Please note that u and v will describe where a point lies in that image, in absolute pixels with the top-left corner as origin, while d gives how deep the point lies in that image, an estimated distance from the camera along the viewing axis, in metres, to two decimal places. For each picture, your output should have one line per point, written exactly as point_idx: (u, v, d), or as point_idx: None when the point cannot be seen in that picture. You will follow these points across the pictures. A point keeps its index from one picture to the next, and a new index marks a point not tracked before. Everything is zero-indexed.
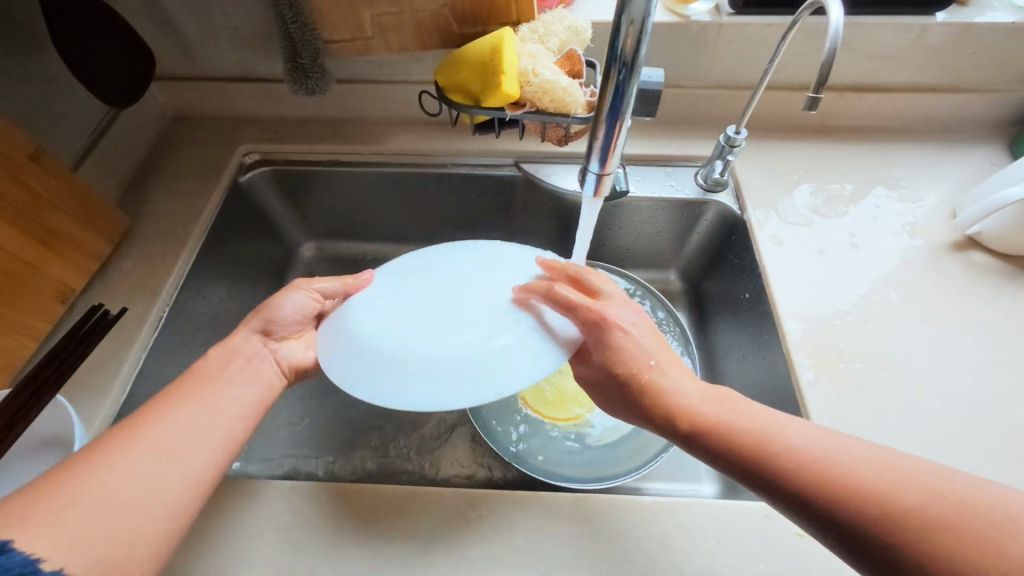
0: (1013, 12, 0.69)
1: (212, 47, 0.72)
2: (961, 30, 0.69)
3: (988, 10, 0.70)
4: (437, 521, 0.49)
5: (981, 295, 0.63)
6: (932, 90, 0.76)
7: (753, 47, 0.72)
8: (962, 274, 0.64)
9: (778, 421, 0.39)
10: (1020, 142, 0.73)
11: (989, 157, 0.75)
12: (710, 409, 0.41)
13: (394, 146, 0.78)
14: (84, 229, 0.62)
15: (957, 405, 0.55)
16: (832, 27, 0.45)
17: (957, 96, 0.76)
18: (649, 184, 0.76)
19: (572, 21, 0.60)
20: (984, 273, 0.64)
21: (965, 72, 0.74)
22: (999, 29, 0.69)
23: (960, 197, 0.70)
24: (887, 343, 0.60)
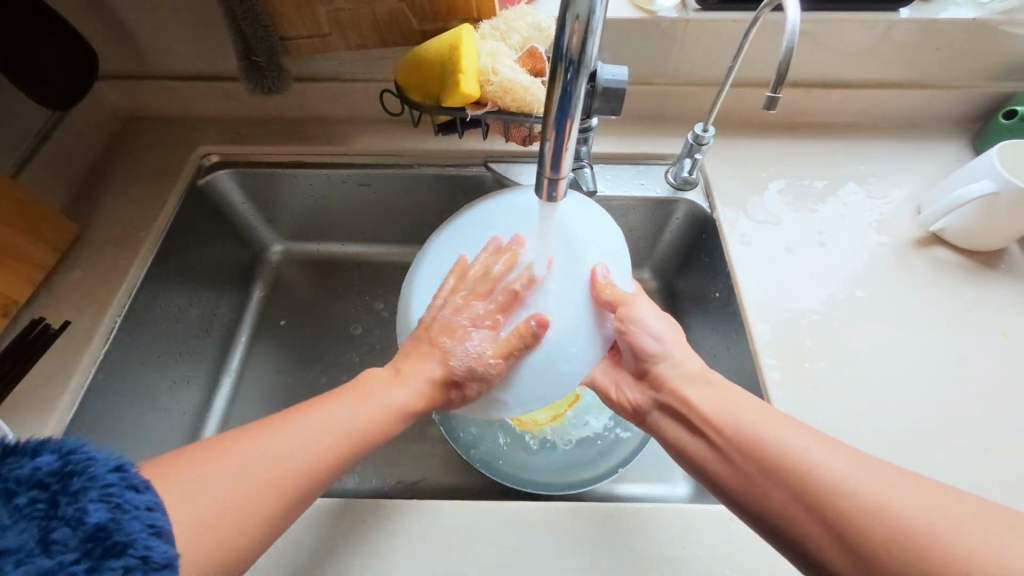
0: (975, 7, 0.70)
1: (162, 45, 0.69)
2: (924, 26, 0.69)
3: (951, 6, 0.70)
4: (400, 534, 0.48)
5: (945, 290, 0.63)
6: (898, 86, 0.76)
7: (720, 44, 0.71)
8: (926, 270, 0.65)
9: (747, 419, 0.45)
10: (984, 137, 0.74)
11: (953, 152, 0.76)
12: (718, 404, 0.47)
13: (359, 146, 0.75)
14: (23, 237, 0.59)
15: (921, 401, 0.56)
16: (789, 25, 0.44)
17: (922, 92, 0.76)
18: (619, 183, 0.75)
19: (535, 18, 0.59)
20: (949, 268, 0.65)
21: (930, 68, 0.74)
22: (961, 24, 0.69)
23: (926, 193, 0.71)
24: (853, 340, 0.60)
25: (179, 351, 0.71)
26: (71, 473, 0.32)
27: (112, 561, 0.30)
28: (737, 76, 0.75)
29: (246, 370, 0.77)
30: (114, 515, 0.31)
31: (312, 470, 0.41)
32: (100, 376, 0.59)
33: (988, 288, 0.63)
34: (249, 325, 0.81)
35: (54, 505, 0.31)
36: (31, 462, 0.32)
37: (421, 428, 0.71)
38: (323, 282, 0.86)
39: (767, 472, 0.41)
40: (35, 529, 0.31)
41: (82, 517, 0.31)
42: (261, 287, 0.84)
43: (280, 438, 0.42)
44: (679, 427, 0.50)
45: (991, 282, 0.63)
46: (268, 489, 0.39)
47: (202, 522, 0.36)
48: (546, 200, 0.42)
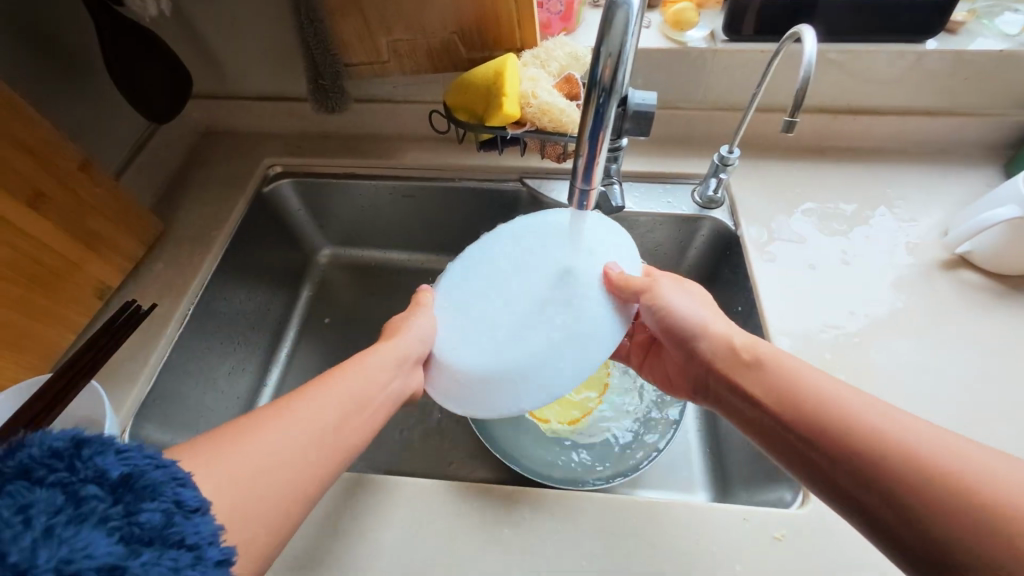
0: (1003, 39, 0.72)
1: (243, 69, 0.79)
2: (951, 56, 0.71)
3: (979, 38, 0.72)
4: (431, 510, 0.52)
5: (971, 312, 0.64)
6: (926, 114, 0.78)
7: (747, 72, 0.75)
8: (953, 292, 0.65)
9: (814, 397, 0.40)
10: (1015, 164, 0.74)
11: (984, 178, 0.76)
12: (776, 381, 0.42)
13: (406, 161, 0.83)
14: (121, 232, 0.68)
15: (943, 419, 0.56)
16: (807, 56, 0.48)
17: (951, 119, 0.77)
18: (646, 200, 0.79)
19: (573, 48, 0.65)
20: (976, 291, 0.65)
21: (958, 96, 0.76)
22: (990, 55, 0.71)
23: (954, 217, 0.72)
24: (873, 356, 0.61)
25: (238, 340, 0.78)
26: (84, 442, 0.28)
27: (145, 504, 0.27)
28: (763, 102, 0.79)
29: (294, 362, 0.84)
30: (136, 467, 0.28)
31: (342, 435, 0.41)
32: (173, 356, 0.67)
33: (1017, 312, 0.63)
34: (297, 321, 0.88)
35: (72, 469, 0.27)
36: (44, 442, 0.27)
37: (450, 423, 0.76)
38: (365, 285, 0.93)
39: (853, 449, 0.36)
40: (58, 492, 0.26)
41: (103, 473, 0.27)
42: (310, 287, 0.92)
43: (313, 407, 0.41)
44: (737, 416, 0.45)
45: (1020, 307, 0.64)
46: (331, 455, 0.40)
47: (266, 487, 0.36)
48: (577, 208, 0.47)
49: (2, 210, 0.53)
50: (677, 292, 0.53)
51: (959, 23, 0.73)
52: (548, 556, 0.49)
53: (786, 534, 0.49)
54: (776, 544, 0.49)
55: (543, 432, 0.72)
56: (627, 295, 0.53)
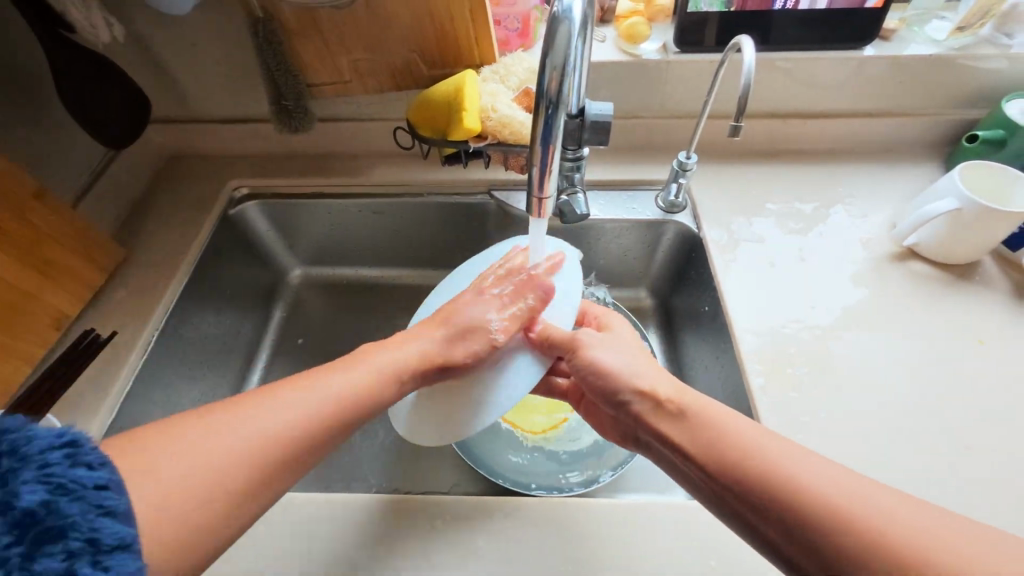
0: (932, 44, 0.77)
1: (204, 91, 0.78)
2: (887, 61, 0.76)
3: (911, 44, 0.77)
4: (406, 525, 0.51)
5: (922, 300, 0.67)
6: (869, 115, 0.82)
7: (699, 81, 0.78)
8: (904, 282, 0.69)
9: (739, 451, 0.41)
10: (953, 159, 0.79)
11: (927, 174, 0.81)
12: (697, 428, 0.44)
13: (374, 178, 0.83)
14: (80, 260, 0.66)
15: (902, 404, 0.58)
16: (747, 65, 0.51)
17: (892, 119, 0.82)
18: (612, 207, 0.81)
19: (531, 64, 0.67)
20: (925, 280, 0.69)
21: (897, 98, 0.80)
22: (922, 59, 0.75)
23: (901, 211, 0.75)
24: (833, 348, 0.63)
25: (206, 365, 0.76)
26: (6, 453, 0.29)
27: (48, 548, 0.28)
28: (718, 109, 0.82)
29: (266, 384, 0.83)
30: (53, 497, 0.29)
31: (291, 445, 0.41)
32: (138, 383, 0.65)
33: (964, 299, 0.67)
34: (270, 343, 0.87)
35: (4, 482, 0.29)
36: None
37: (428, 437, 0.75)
38: (339, 303, 0.92)
39: (769, 504, 0.38)
40: None
41: (11, 502, 0.28)
42: (282, 306, 0.91)
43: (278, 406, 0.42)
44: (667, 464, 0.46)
45: (966, 293, 0.67)
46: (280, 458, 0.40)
47: (178, 505, 0.35)
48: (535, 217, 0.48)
49: None
50: (608, 346, 0.53)
51: (892, 30, 0.78)
52: (527, 566, 0.49)
53: None
54: None
55: (519, 440, 0.72)
56: (559, 344, 0.53)
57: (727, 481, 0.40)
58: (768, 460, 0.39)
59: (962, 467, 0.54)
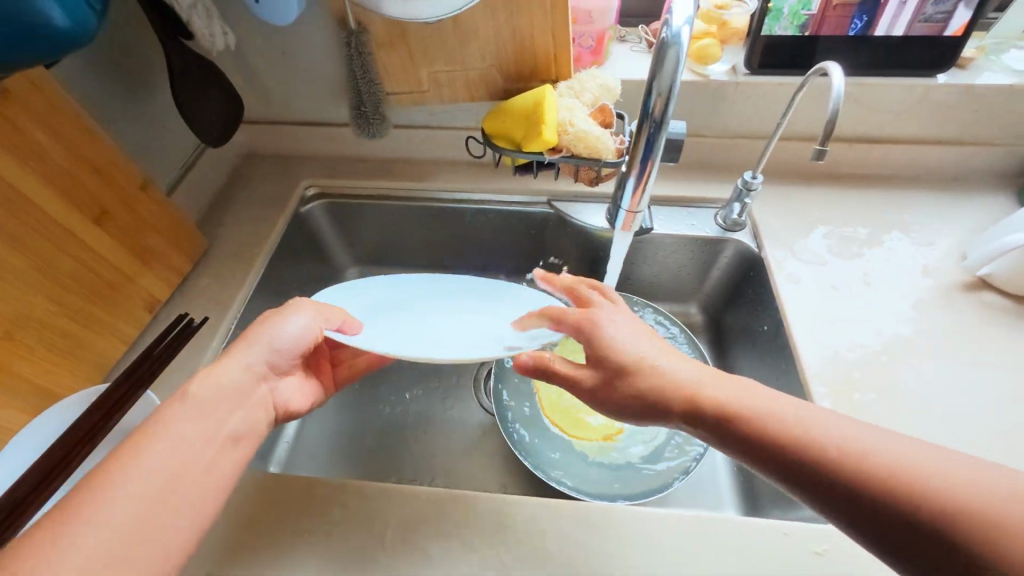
0: (1011, 75, 0.76)
1: (285, 96, 0.83)
2: (961, 90, 0.75)
3: (986, 72, 0.77)
4: (477, 521, 0.53)
5: (991, 332, 0.66)
6: (939, 143, 0.81)
7: (766, 103, 0.79)
8: (971, 312, 0.67)
9: (769, 439, 0.38)
10: None
11: (1002, 207, 0.79)
12: (730, 419, 0.41)
13: (439, 183, 0.87)
14: (170, 247, 0.71)
15: (971, 433, 0.57)
16: (835, 90, 0.52)
17: (965, 149, 0.81)
18: (671, 222, 0.82)
19: (604, 80, 0.69)
20: (992, 311, 0.67)
21: (970, 127, 0.79)
22: (1001, 89, 0.75)
23: (968, 242, 0.74)
24: (898, 371, 0.63)
25: None
26: None
27: None
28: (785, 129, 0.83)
29: None
30: None
31: (200, 471, 0.40)
32: None
33: None
34: None
35: None
36: None
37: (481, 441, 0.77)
38: None
39: (812, 487, 0.36)
40: None
41: None
42: None
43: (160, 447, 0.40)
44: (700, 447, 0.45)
45: None
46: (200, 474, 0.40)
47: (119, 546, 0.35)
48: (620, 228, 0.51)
49: (73, 227, 0.56)
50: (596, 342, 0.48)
51: (968, 60, 0.78)
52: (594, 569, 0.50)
53: (827, 550, 0.50)
54: (818, 559, 0.49)
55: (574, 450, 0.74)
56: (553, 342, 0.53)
57: (766, 466, 0.39)
58: (797, 443, 0.37)
59: None
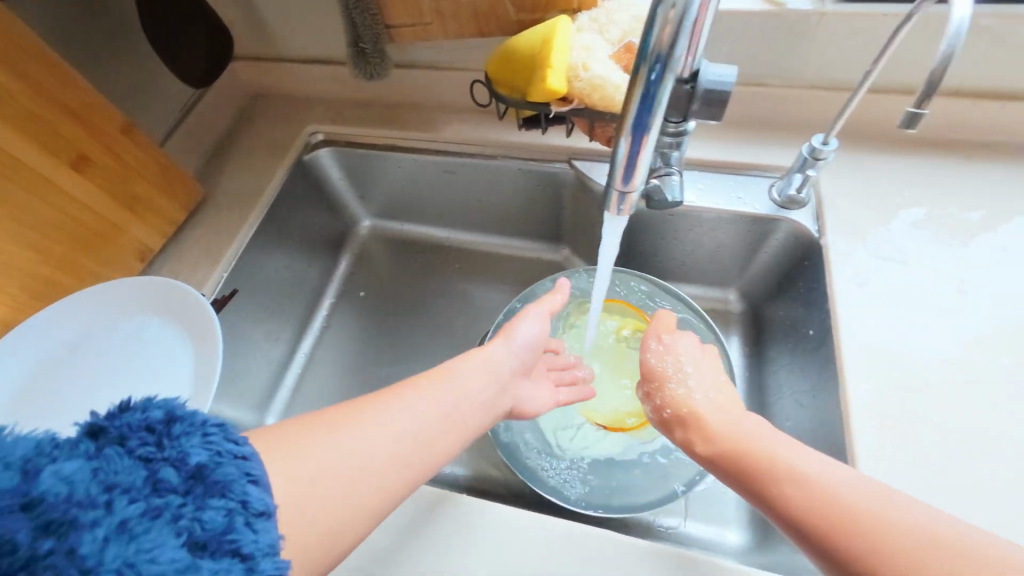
0: None
1: (286, 31, 0.76)
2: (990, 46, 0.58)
3: None
4: (434, 524, 0.47)
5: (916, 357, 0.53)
6: (959, 149, 0.66)
7: (862, 41, 0.61)
8: (913, 274, 0.58)
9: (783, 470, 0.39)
10: None
11: None
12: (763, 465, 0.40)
13: (447, 134, 0.79)
14: (161, 195, 0.67)
15: (923, 413, 0.50)
16: (953, 26, 0.37)
17: (989, 155, 0.65)
18: (758, 191, 0.67)
19: (640, 9, 0.54)
20: (907, 298, 0.57)
21: (985, 128, 0.65)
22: None
23: (994, 236, 0.60)
24: (854, 390, 0.52)
25: (274, 311, 0.80)
26: None
27: None
28: (796, 75, 0.66)
29: (328, 331, 0.86)
30: None
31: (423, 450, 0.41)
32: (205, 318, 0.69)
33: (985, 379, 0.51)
34: (333, 289, 0.89)
35: None
36: None
37: None
38: (400, 260, 0.93)
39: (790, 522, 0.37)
40: None
41: None
42: (350, 255, 0.93)
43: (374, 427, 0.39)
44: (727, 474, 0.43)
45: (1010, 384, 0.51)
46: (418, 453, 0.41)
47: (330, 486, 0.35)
48: (614, 213, 0.39)
49: (46, 170, 0.54)
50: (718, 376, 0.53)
51: None
52: None
53: None
54: None
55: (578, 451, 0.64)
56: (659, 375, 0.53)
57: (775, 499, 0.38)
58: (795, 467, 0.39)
59: None
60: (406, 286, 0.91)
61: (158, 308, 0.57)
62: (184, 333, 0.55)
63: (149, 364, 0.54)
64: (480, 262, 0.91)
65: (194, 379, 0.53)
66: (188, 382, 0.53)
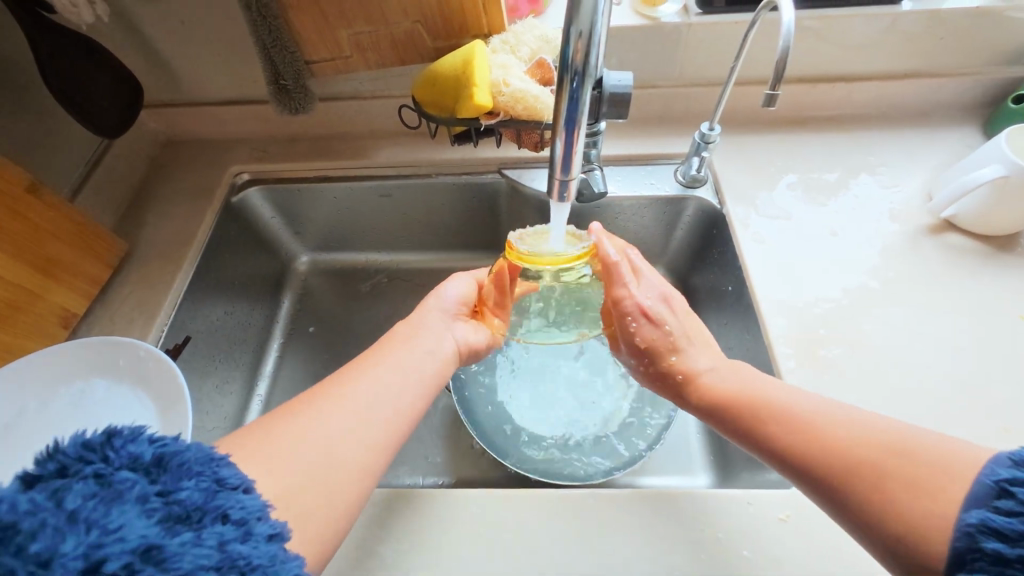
0: (882, 56, 0.76)
1: (197, 75, 0.76)
2: (816, 40, 0.74)
3: (856, 28, 0.73)
4: (435, 518, 0.50)
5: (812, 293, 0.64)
6: (810, 125, 0.81)
7: (723, 45, 0.73)
8: (797, 227, 0.70)
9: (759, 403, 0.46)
10: (934, 149, 0.76)
11: (906, 152, 0.77)
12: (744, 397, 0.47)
13: (379, 159, 0.81)
14: (80, 254, 0.64)
15: (822, 334, 0.61)
16: (786, 26, 0.48)
17: (831, 126, 0.81)
18: (666, 177, 0.78)
19: (542, 30, 0.62)
20: (796, 246, 0.69)
21: (824, 104, 0.81)
22: (905, 30, 0.73)
23: (848, 188, 0.74)
24: (771, 326, 0.62)
25: (221, 359, 0.76)
26: None
27: None
28: (679, 76, 0.77)
29: (281, 372, 0.83)
30: None
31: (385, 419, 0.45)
32: None
33: (863, 298, 0.63)
34: (281, 330, 0.87)
35: None
36: None
37: (449, 430, 0.74)
38: (346, 289, 0.92)
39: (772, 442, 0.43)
40: None
41: None
42: (291, 293, 0.91)
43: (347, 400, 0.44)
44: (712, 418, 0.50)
45: (881, 301, 0.63)
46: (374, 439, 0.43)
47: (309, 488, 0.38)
48: (558, 200, 0.44)
49: None
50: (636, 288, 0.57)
51: None
52: (559, 562, 0.47)
53: (791, 515, 0.48)
54: (782, 526, 0.48)
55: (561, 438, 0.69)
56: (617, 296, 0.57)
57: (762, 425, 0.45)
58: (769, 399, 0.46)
59: (932, 403, 0.55)
60: (356, 313, 0.90)
61: (104, 369, 0.53)
62: (135, 387, 0.52)
63: (99, 429, 0.51)
64: (428, 278, 0.93)
65: (158, 430, 0.50)
66: (152, 436, 0.50)
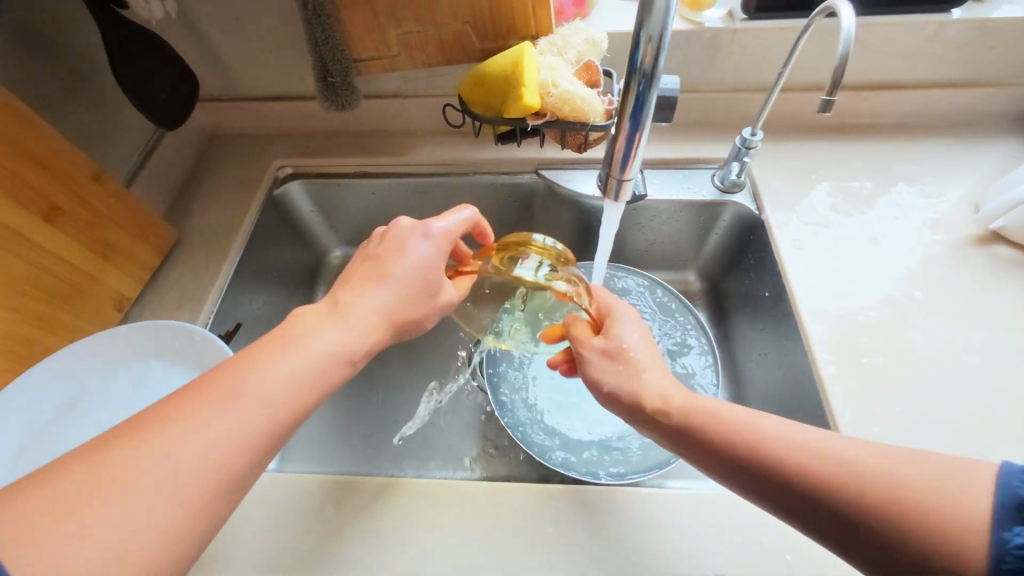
0: (928, 64, 0.75)
1: (247, 72, 0.78)
2: (862, 47, 0.73)
3: (903, 36, 0.72)
4: (475, 510, 0.51)
5: (853, 301, 0.64)
6: (850, 133, 0.81)
7: (767, 50, 0.73)
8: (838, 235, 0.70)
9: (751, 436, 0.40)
10: (979, 160, 0.75)
11: (951, 162, 0.76)
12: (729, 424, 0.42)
13: (418, 157, 0.83)
14: (135, 241, 0.66)
15: (864, 343, 0.60)
16: (844, 32, 0.48)
17: (872, 134, 0.80)
18: (704, 181, 0.78)
19: (590, 33, 0.63)
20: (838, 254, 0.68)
21: (866, 113, 0.80)
22: (954, 39, 0.72)
23: (889, 197, 0.73)
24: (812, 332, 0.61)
25: None
26: None
27: None
28: (720, 81, 0.77)
29: None
30: None
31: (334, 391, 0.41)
32: None
33: (906, 308, 0.63)
34: None
35: None
36: None
37: (480, 425, 0.75)
38: None
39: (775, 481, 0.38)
40: None
41: None
42: (325, 285, 0.90)
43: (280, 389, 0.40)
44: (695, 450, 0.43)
45: (925, 311, 0.62)
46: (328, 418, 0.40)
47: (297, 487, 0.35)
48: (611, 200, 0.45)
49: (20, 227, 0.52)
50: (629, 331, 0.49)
51: None
52: (599, 559, 0.47)
53: None
54: None
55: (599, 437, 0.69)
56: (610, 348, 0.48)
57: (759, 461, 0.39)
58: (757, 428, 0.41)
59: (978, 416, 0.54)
60: None
61: (161, 352, 0.55)
62: (191, 370, 0.54)
63: None
64: None
65: None
66: None
